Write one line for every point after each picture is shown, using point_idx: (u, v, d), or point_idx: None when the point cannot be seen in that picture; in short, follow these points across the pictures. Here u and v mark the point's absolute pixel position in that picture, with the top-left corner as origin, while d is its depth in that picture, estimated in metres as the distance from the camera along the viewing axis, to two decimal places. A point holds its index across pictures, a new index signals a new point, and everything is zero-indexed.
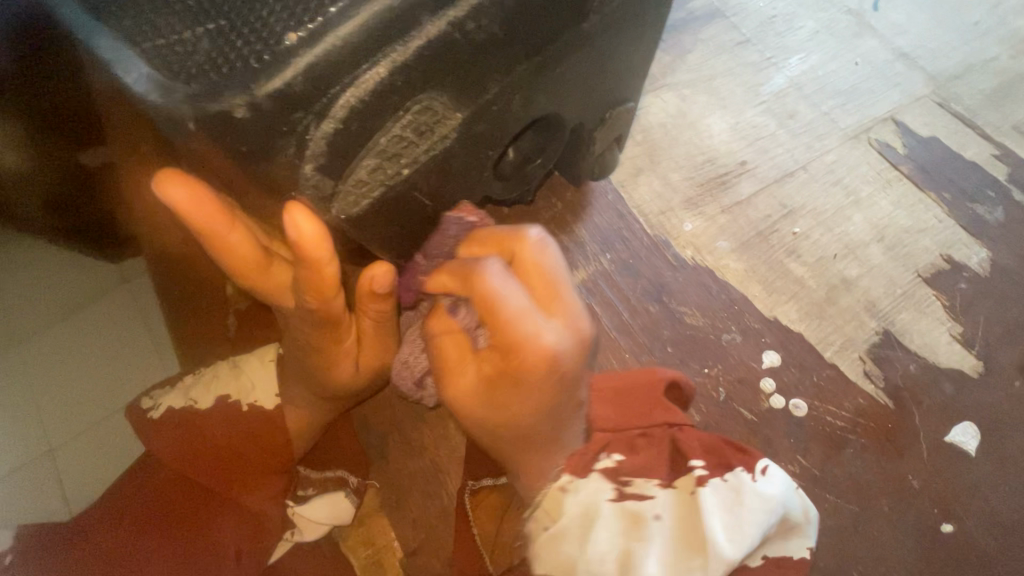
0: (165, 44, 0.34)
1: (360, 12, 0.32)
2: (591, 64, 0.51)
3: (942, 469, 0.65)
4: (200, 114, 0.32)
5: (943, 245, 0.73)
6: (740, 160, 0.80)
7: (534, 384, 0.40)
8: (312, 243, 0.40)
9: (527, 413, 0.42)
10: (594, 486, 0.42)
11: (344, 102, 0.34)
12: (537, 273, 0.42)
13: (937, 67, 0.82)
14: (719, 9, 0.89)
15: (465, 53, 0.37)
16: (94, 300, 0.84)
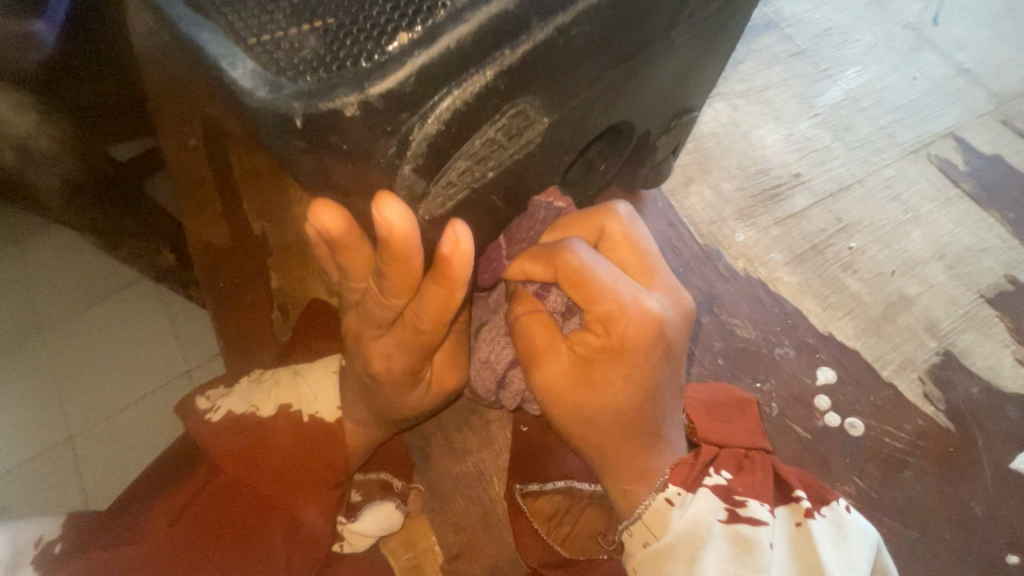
0: (269, 40, 0.32)
1: (475, 16, 0.31)
2: (668, 69, 0.50)
3: (1008, 499, 0.62)
4: (309, 112, 0.30)
5: (1007, 265, 0.71)
6: (794, 172, 0.79)
7: (638, 351, 0.47)
8: (460, 262, 0.40)
9: (627, 385, 0.49)
10: (706, 505, 0.50)
11: (449, 105, 0.33)
12: (628, 246, 0.51)
13: (999, 84, 0.80)
14: (773, 20, 0.88)
15: (562, 57, 0.37)
16: (124, 291, 0.86)
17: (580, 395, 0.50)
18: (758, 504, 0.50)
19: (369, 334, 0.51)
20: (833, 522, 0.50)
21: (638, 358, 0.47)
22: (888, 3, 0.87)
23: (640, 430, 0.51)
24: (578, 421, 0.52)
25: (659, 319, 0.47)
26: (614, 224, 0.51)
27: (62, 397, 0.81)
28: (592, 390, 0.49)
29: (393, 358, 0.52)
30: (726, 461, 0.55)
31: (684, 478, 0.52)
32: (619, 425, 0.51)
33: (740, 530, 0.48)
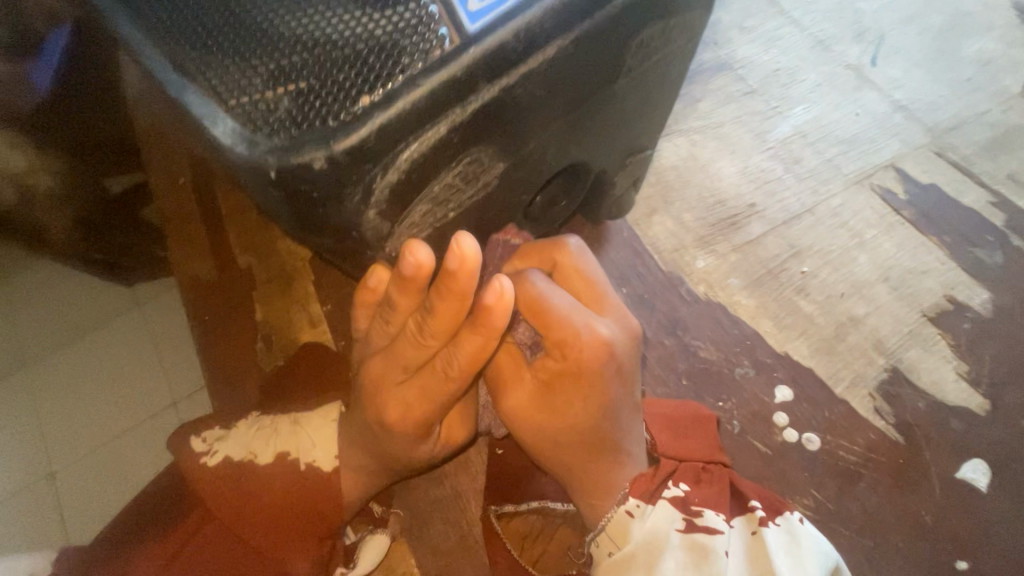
0: (248, 102, 0.36)
1: (428, 80, 0.35)
2: (620, 115, 0.55)
3: (956, 508, 0.66)
4: (282, 166, 0.34)
5: (947, 286, 0.76)
6: (750, 203, 0.85)
7: (589, 371, 0.53)
8: (498, 313, 0.46)
9: (583, 411, 0.54)
10: (665, 516, 0.53)
11: (408, 156, 0.38)
12: (579, 276, 0.58)
13: (935, 119, 0.87)
14: (726, 62, 0.95)
15: (514, 115, 0.42)
16: (107, 324, 0.88)
17: (538, 412, 0.55)
18: (712, 514, 0.53)
19: (395, 376, 0.53)
20: (787, 530, 0.52)
21: (592, 378, 0.53)
22: (831, 46, 0.95)
23: (601, 449, 0.56)
24: (539, 437, 0.56)
25: (607, 345, 0.53)
26: (566, 257, 0.58)
27: (44, 431, 0.83)
28: (550, 408, 0.55)
29: (410, 406, 0.53)
30: (684, 474, 0.59)
31: (643, 490, 0.56)
32: (577, 440, 0.56)
33: (695, 537, 0.51)
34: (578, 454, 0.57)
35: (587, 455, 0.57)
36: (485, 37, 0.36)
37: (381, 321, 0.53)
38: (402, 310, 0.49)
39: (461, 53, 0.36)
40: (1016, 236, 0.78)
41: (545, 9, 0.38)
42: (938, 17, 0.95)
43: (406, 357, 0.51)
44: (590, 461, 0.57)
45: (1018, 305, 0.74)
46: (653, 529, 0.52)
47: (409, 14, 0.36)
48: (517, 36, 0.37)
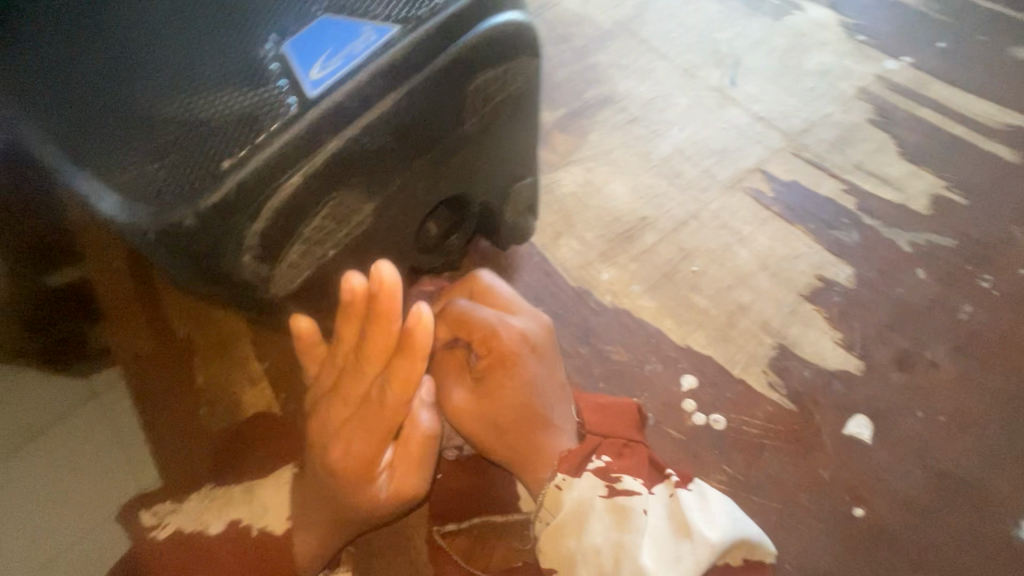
0: (130, 178, 0.44)
1: (274, 143, 0.44)
2: (483, 151, 0.64)
3: (848, 461, 0.73)
4: (160, 228, 0.44)
5: (816, 267, 0.87)
6: (642, 216, 0.95)
7: (513, 356, 0.65)
8: (421, 334, 0.51)
9: (516, 390, 0.64)
10: (589, 484, 0.62)
11: (270, 207, 0.46)
12: (491, 294, 0.72)
13: (789, 125, 1.00)
14: (610, 97, 1.09)
15: (369, 162, 0.50)
16: (63, 421, 0.83)
17: (477, 399, 0.65)
18: (630, 478, 0.62)
19: (337, 415, 0.57)
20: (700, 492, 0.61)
21: (512, 361, 0.65)
22: (695, 73, 1.09)
23: (537, 425, 0.65)
24: (478, 423, 0.65)
25: (520, 334, 0.67)
26: (480, 283, 0.72)
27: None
28: (483, 394, 0.65)
29: (352, 441, 0.56)
30: (607, 448, 0.66)
31: (568, 465, 0.64)
32: (513, 413, 0.64)
33: (618, 501, 0.60)
34: (518, 428, 0.64)
35: (527, 427, 0.65)
36: (321, 98, 0.45)
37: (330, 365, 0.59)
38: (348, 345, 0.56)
39: (301, 114, 0.44)
40: (867, 216, 0.90)
41: (371, 72, 0.46)
42: (780, 39, 1.10)
43: (348, 393, 0.56)
44: (528, 429, 0.65)
45: (877, 275, 0.85)
46: (580, 498, 0.61)
47: (260, 91, 0.44)
48: (351, 97, 0.46)
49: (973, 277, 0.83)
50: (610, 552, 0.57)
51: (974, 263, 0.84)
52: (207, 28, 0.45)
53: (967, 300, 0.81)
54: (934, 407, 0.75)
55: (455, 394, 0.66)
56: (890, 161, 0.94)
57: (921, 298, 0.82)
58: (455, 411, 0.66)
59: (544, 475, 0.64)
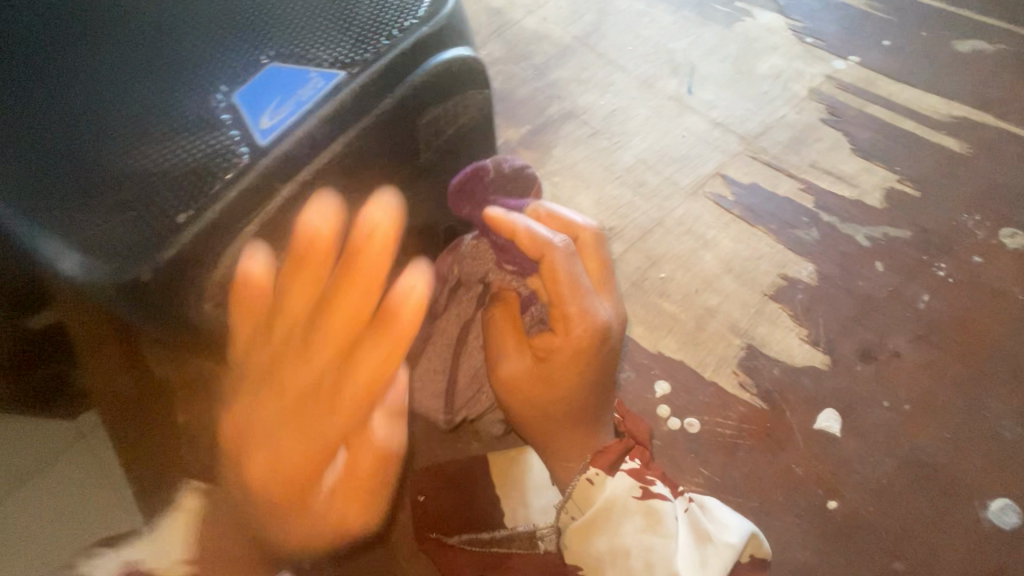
0: (84, 238, 0.44)
1: (230, 193, 0.46)
2: (441, 180, 0.66)
3: (819, 456, 0.74)
4: (119, 286, 0.45)
5: (779, 266, 0.89)
6: (609, 226, 0.97)
7: (590, 355, 0.61)
8: (412, 312, 0.45)
9: (575, 386, 0.63)
10: (623, 485, 0.64)
11: (230, 256, 0.48)
12: (591, 258, 0.62)
13: (745, 129, 1.03)
14: (571, 112, 1.12)
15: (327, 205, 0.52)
16: (49, 464, 0.83)
17: (530, 377, 0.64)
18: (661, 484, 0.65)
19: (279, 403, 0.45)
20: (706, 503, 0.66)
21: (586, 357, 0.61)
22: (653, 83, 1.12)
23: (582, 419, 0.67)
24: (527, 400, 0.66)
25: (606, 328, 0.60)
26: (584, 237, 0.62)
27: None
28: (540, 374, 0.64)
29: (277, 456, 0.45)
30: (639, 453, 0.70)
31: (605, 462, 0.66)
32: (566, 403, 0.65)
33: (651, 503, 0.63)
34: (566, 421, 0.67)
35: (576, 423, 0.67)
36: (273, 148, 0.48)
37: (276, 318, 0.46)
38: (313, 294, 0.45)
39: (255, 163, 0.47)
40: (825, 213, 0.92)
41: (321, 118, 0.49)
42: (733, 45, 1.13)
43: (299, 358, 0.45)
44: (577, 421, 0.67)
45: (837, 270, 0.87)
46: (613, 498, 0.63)
47: (214, 144, 0.46)
48: (301, 143, 0.48)
49: (929, 266, 0.85)
50: (639, 549, 0.60)
51: (930, 252, 0.86)
52: (165, 82, 0.47)
53: (924, 289, 0.83)
54: (899, 396, 0.77)
55: (509, 358, 0.65)
56: (843, 158, 0.97)
57: (881, 290, 0.84)
58: (509, 380, 0.65)
59: (569, 464, 0.68)
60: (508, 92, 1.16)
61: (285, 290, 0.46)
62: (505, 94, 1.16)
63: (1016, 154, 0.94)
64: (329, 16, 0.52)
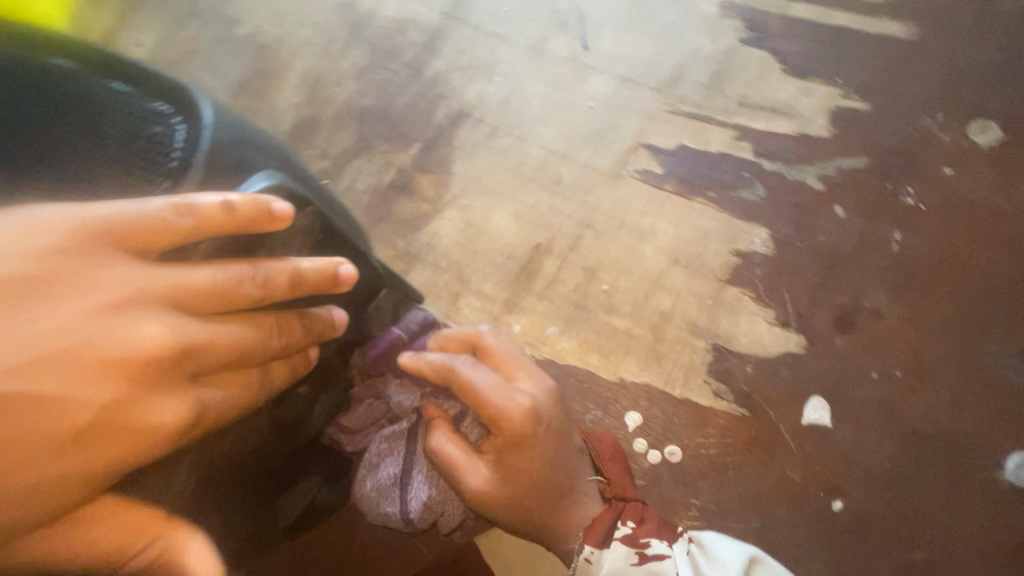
0: None
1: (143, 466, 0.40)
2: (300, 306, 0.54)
3: (815, 454, 0.67)
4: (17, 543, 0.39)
5: (727, 242, 0.78)
6: (535, 243, 0.84)
7: (531, 435, 0.55)
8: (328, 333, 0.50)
9: (536, 467, 0.56)
10: (619, 554, 0.58)
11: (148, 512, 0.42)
12: (499, 356, 0.60)
13: (657, 79, 0.89)
14: (461, 111, 0.96)
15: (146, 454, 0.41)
16: None
17: (502, 489, 0.57)
18: (658, 541, 0.59)
19: (88, 387, 0.33)
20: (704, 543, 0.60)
21: (528, 441, 0.55)
22: (544, 48, 0.96)
23: (556, 496, 0.59)
24: (506, 511, 0.57)
25: (533, 407, 0.55)
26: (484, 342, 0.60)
27: None
28: (508, 482, 0.56)
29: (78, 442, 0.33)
30: (631, 510, 0.62)
31: (595, 536, 0.59)
32: (541, 499, 0.58)
33: (650, 568, 0.57)
34: (536, 504, 0.58)
35: (548, 501, 0.58)
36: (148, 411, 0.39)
37: (165, 290, 0.37)
38: (225, 334, 0.40)
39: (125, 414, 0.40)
40: (767, 161, 0.80)
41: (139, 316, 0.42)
42: None
43: (162, 377, 0.36)
44: (557, 509, 0.59)
45: (793, 229, 0.76)
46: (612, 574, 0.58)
47: None
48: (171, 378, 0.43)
49: (894, 195, 0.75)
50: None
51: (893, 177, 0.76)
52: None
53: (895, 226, 0.74)
54: (888, 363, 0.69)
55: (471, 475, 0.57)
56: (775, 85, 0.83)
57: (846, 240, 0.74)
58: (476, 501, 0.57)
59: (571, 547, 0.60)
60: (386, 107, 1.00)
61: (197, 280, 0.39)
62: (383, 111, 1.00)
63: (961, 33, 0.82)
64: (29, 164, 0.41)
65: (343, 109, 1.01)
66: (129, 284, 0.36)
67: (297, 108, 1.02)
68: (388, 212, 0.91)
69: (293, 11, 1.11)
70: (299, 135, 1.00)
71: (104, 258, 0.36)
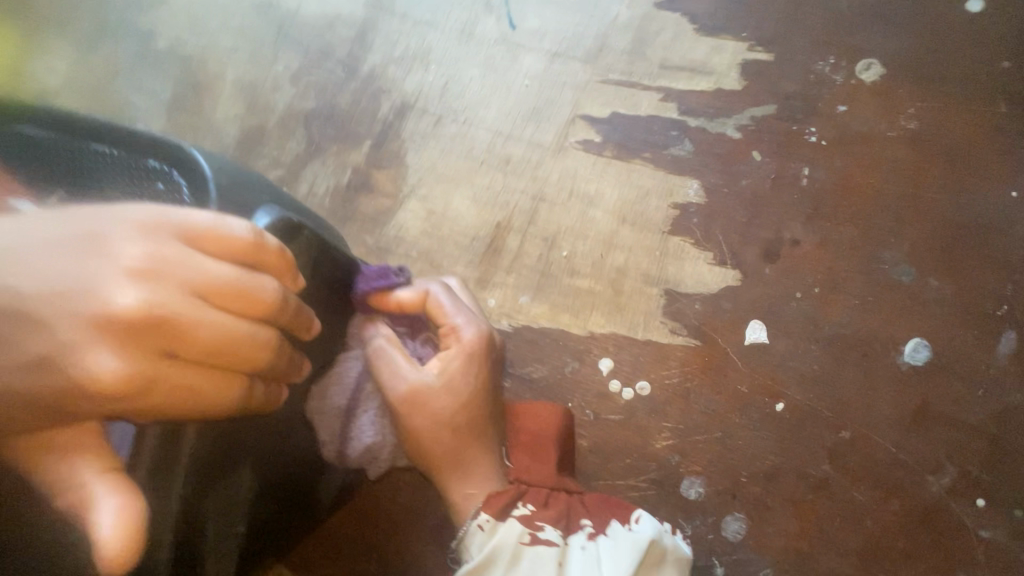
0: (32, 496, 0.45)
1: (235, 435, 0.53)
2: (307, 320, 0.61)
3: (757, 367, 0.80)
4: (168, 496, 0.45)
5: (667, 196, 0.88)
6: (497, 222, 0.91)
7: (480, 352, 0.68)
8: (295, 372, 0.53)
9: (470, 382, 0.67)
10: (515, 532, 0.62)
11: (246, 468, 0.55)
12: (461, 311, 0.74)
13: (585, 51, 0.95)
14: (405, 102, 0.99)
15: (223, 460, 0.50)
16: None
17: (435, 388, 0.66)
18: (551, 528, 0.63)
19: (77, 322, 0.38)
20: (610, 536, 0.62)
21: (479, 358, 0.68)
22: (472, 32, 1.00)
23: (479, 428, 0.68)
24: (430, 409, 0.66)
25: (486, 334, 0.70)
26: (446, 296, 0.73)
27: None
28: (448, 383, 0.66)
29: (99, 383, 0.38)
30: (534, 496, 0.66)
31: (496, 506, 0.64)
32: (471, 409, 0.67)
33: (537, 549, 0.61)
34: (456, 438, 0.66)
35: (468, 435, 0.67)
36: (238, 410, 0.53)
37: (193, 285, 0.43)
38: (224, 335, 0.43)
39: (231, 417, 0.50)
40: (691, 118, 0.89)
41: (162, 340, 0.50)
42: None
43: (140, 341, 0.39)
44: (476, 437, 0.67)
45: (719, 177, 0.86)
46: (501, 546, 0.61)
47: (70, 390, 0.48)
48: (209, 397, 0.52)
49: (801, 135, 0.86)
50: None
51: (798, 119, 0.87)
52: None
53: (804, 162, 0.85)
54: (808, 282, 0.82)
55: (411, 373, 0.65)
56: (689, 47, 0.92)
57: (765, 180, 0.85)
58: (408, 394, 0.65)
59: (472, 491, 0.66)
60: (330, 107, 1.01)
61: (221, 278, 0.44)
62: (328, 111, 1.01)
63: None
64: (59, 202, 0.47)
65: (286, 113, 1.02)
66: (161, 262, 0.42)
67: (239, 120, 1.02)
68: (353, 211, 0.94)
69: (211, 16, 1.08)
70: (248, 148, 1.00)
71: (156, 234, 0.43)
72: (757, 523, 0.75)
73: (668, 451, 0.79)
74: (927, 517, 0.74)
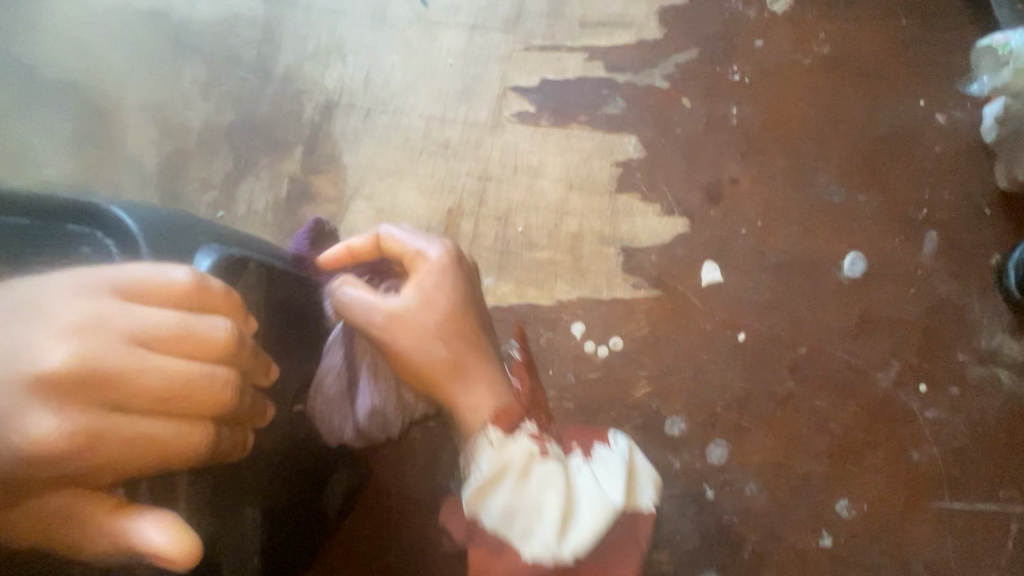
0: None
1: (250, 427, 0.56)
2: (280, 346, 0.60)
3: (717, 304, 0.85)
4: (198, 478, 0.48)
5: (608, 156, 0.89)
6: (447, 209, 0.90)
7: (451, 267, 0.63)
8: (258, 416, 0.52)
9: (450, 298, 0.62)
10: (528, 446, 0.60)
11: (262, 453, 0.58)
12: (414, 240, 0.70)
13: (504, 20, 0.94)
14: (330, 100, 0.96)
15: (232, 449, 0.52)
16: None
17: (409, 306, 0.61)
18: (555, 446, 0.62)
19: (16, 387, 0.37)
20: (601, 458, 0.65)
21: (451, 271, 0.63)
22: (385, 15, 0.97)
23: (471, 341, 0.63)
24: (413, 324, 0.61)
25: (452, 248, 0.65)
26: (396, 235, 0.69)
27: None
28: (426, 301, 0.62)
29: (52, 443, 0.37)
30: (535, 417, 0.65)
31: (509, 424, 0.61)
32: (455, 325, 0.62)
33: (550, 464, 0.59)
34: (447, 355, 0.62)
35: (461, 347, 0.62)
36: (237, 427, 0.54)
37: (136, 335, 0.41)
38: (175, 380, 0.42)
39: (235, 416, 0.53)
40: (619, 74, 0.90)
41: None
42: None
43: (84, 399, 0.38)
44: (467, 348, 0.62)
45: (654, 129, 0.89)
46: (514, 459, 0.58)
47: None
48: None
49: (724, 76, 0.89)
50: (530, 510, 0.57)
51: (720, 60, 0.89)
52: None
53: (731, 102, 0.88)
54: (750, 217, 0.86)
55: (382, 301, 0.61)
56: (605, 2, 0.93)
57: (697, 126, 0.88)
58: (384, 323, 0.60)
59: (475, 400, 0.61)
60: (251, 116, 0.96)
61: (164, 325, 0.42)
62: (249, 121, 0.96)
63: None
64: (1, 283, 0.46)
65: (206, 130, 0.96)
66: (97, 316, 0.40)
67: (157, 145, 0.96)
68: (299, 222, 0.91)
69: (98, 35, 1.00)
70: (172, 173, 0.94)
71: (91, 291, 0.41)
72: (736, 445, 0.82)
73: (648, 397, 0.84)
74: (881, 408, 0.82)
